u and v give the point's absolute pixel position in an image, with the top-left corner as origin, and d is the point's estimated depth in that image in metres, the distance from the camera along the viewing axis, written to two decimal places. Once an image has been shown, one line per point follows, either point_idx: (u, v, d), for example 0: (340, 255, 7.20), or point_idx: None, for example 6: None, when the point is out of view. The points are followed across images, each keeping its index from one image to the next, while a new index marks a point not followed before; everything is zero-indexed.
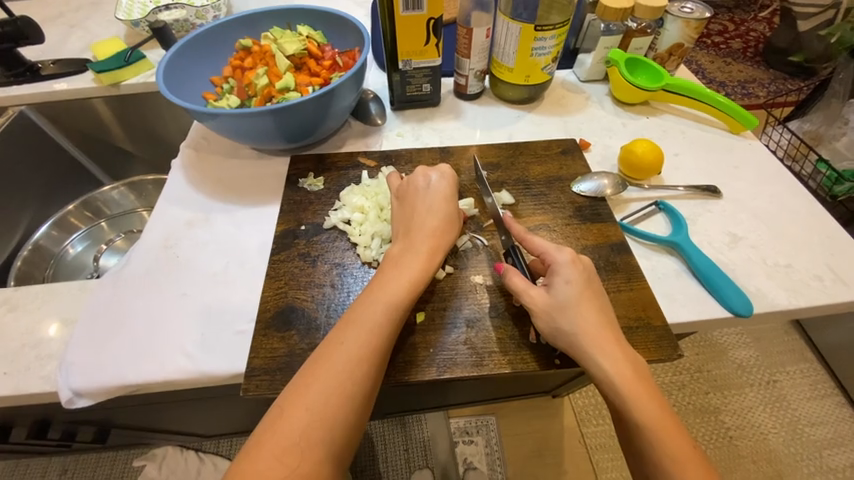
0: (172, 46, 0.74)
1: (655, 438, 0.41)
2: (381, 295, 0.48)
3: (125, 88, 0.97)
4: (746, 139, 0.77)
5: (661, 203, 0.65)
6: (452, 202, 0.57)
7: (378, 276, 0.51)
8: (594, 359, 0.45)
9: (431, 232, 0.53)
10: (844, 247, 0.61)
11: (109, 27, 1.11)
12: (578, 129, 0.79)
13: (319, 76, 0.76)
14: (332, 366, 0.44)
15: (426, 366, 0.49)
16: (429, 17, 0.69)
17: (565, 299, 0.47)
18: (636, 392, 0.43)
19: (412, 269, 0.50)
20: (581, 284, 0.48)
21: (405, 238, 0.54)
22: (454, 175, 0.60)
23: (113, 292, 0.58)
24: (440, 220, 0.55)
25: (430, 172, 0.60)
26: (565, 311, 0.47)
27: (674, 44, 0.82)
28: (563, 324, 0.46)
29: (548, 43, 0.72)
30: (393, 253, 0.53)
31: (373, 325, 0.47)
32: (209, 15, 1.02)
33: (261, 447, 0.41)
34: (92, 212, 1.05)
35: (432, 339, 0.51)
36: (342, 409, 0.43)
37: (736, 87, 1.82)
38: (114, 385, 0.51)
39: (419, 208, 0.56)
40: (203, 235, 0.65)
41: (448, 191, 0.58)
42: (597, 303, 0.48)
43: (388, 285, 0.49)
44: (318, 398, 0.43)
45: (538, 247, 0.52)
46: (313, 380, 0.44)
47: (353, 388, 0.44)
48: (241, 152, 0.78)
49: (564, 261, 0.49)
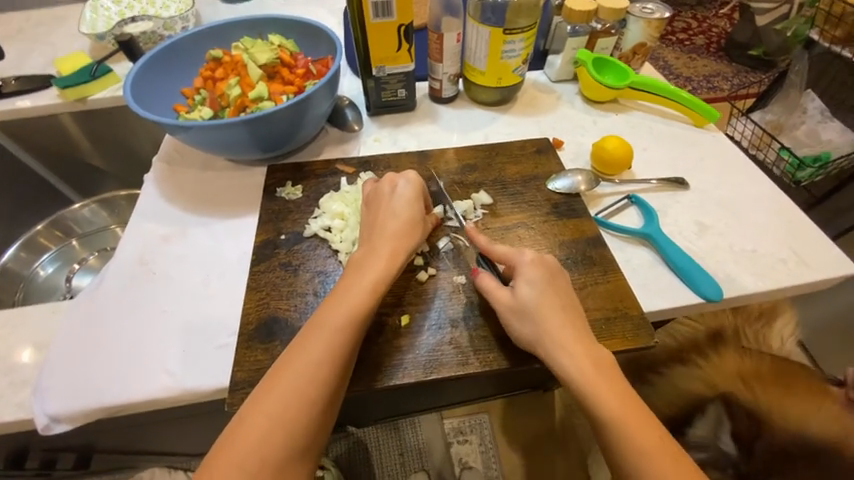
0: (139, 59, 0.73)
1: (616, 430, 0.42)
2: (343, 300, 0.49)
3: (92, 103, 0.95)
4: (709, 131, 0.81)
5: (633, 196, 0.67)
6: (417, 203, 0.57)
7: (342, 281, 0.51)
8: (557, 359, 0.46)
9: (394, 233, 0.54)
10: (804, 231, 0.64)
11: (72, 41, 1.08)
12: (551, 128, 0.82)
13: (293, 84, 0.77)
14: (293, 371, 0.44)
15: (390, 367, 0.49)
16: (399, 23, 0.70)
17: (528, 299, 0.48)
18: (600, 389, 0.43)
19: (374, 271, 0.51)
20: (543, 285, 0.49)
21: (369, 240, 0.54)
22: (422, 178, 0.60)
23: (86, 313, 0.57)
24: (404, 224, 0.55)
25: (397, 178, 0.59)
26: (530, 311, 0.48)
27: (636, 44, 0.85)
28: (520, 325, 0.48)
29: (517, 46, 0.74)
30: (356, 256, 0.53)
31: (336, 329, 0.47)
32: (178, 26, 1.02)
33: (221, 453, 0.41)
34: (62, 230, 1.01)
35: (402, 339, 0.51)
36: (307, 412, 0.43)
37: (701, 82, 1.90)
38: (93, 408, 0.50)
39: (385, 212, 0.56)
40: (180, 249, 0.64)
41: (414, 195, 0.58)
42: (560, 303, 0.49)
43: (351, 290, 0.49)
44: (276, 401, 0.43)
45: (500, 253, 0.53)
46: (274, 386, 0.44)
47: (313, 391, 0.44)
48: (216, 163, 0.77)
49: (524, 261, 0.51)
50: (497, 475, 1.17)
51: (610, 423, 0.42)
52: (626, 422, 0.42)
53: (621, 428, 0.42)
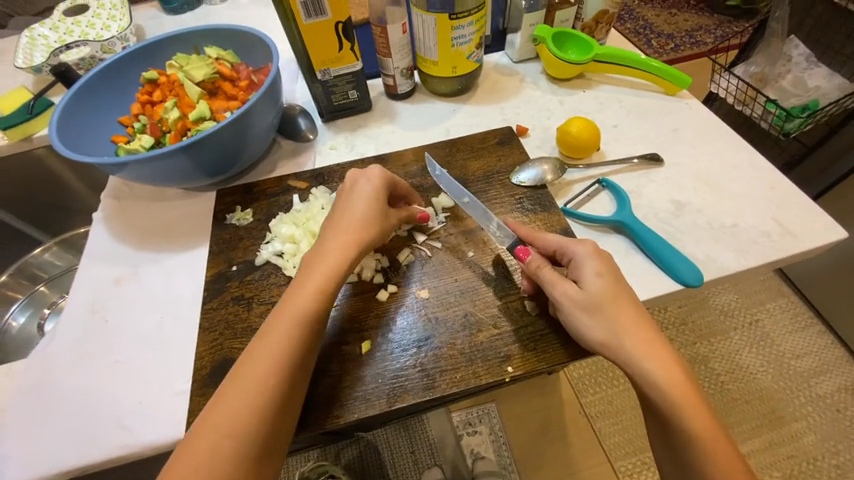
0: (68, 92, 0.68)
1: (702, 447, 0.40)
2: (285, 318, 0.45)
3: (39, 141, 0.90)
4: (683, 99, 0.76)
5: (604, 180, 0.63)
6: (377, 204, 0.53)
7: (292, 287, 0.48)
8: (642, 365, 0.42)
9: (346, 238, 0.50)
10: (788, 197, 0.60)
11: (13, 76, 1.03)
12: (515, 114, 0.77)
13: (236, 99, 0.72)
14: (224, 411, 0.40)
15: (341, 405, 0.46)
16: (335, 21, 0.64)
17: (601, 294, 0.45)
18: (690, 401, 0.41)
19: (324, 279, 0.47)
20: (611, 277, 0.46)
21: (326, 242, 0.50)
22: (386, 174, 0.55)
23: (39, 372, 0.54)
24: (365, 225, 0.51)
25: (359, 176, 0.55)
26: (601, 308, 0.44)
27: (598, 12, 0.79)
28: (591, 324, 0.45)
29: (467, 31, 0.69)
30: (308, 258, 0.50)
31: (273, 353, 0.43)
32: (117, 47, 0.97)
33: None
34: (29, 279, 0.98)
35: (357, 370, 0.48)
36: (239, 452, 0.39)
37: (684, 38, 1.81)
38: (51, 475, 0.48)
39: (342, 215, 0.52)
40: (133, 292, 0.61)
41: (378, 193, 0.53)
42: (631, 298, 0.46)
43: (299, 300, 0.46)
44: (211, 436, 0.39)
45: (555, 243, 0.51)
46: (212, 416, 0.41)
47: (251, 424, 0.40)
48: (166, 193, 0.73)
49: (583, 254, 0.48)
50: (509, 462, 1.15)
51: (697, 445, 0.40)
52: (711, 441, 0.40)
53: (702, 442, 0.40)
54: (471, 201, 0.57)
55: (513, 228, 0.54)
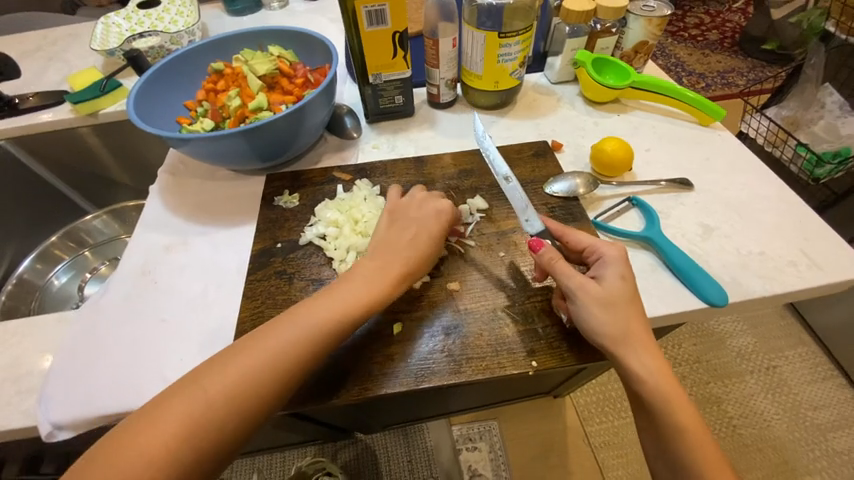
0: (144, 74, 0.75)
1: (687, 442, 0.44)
2: (335, 297, 0.50)
3: (103, 117, 0.98)
4: (715, 130, 0.79)
5: (634, 198, 0.65)
6: (437, 240, 0.56)
7: (343, 278, 0.52)
8: (639, 360, 0.45)
9: (398, 263, 0.53)
10: (816, 231, 0.62)
11: (86, 58, 1.12)
12: (550, 131, 0.81)
13: (292, 94, 0.78)
14: (246, 358, 0.45)
15: (368, 379, 0.49)
16: (393, 31, 0.70)
17: (619, 292, 0.47)
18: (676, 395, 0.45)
19: (369, 279, 0.51)
20: (631, 281, 0.49)
21: (378, 252, 0.54)
22: (452, 209, 0.59)
23: (90, 322, 0.59)
24: (416, 252, 0.54)
25: (429, 202, 0.59)
26: (615, 306, 0.47)
27: (638, 42, 0.84)
28: (604, 317, 0.46)
29: (513, 49, 0.74)
30: (361, 264, 0.53)
31: (309, 328, 0.47)
32: (184, 40, 1.06)
33: (140, 423, 0.41)
34: (76, 241, 1.05)
35: (384, 349, 0.51)
36: (250, 396, 0.43)
37: (715, 78, 1.84)
38: (93, 417, 0.51)
39: (398, 233, 0.55)
40: (182, 259, 0.66)
41: (435, 226, 0.56)
42: (640, 301, 0.48)
43: (341, 290, 0.50)
44: (221, 380, 0.43)
45: (582, 239, 0.53)
46: (236, 354, 0.45)
47: (263, 379, 0.44)
48: (217, 174, 0.78)
49: (610, 256, 0.50)
50: None
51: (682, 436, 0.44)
52: (695, 435, 0.44)
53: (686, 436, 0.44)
54: (515, 188, 0.60)
55: (545, 222, 0.56)
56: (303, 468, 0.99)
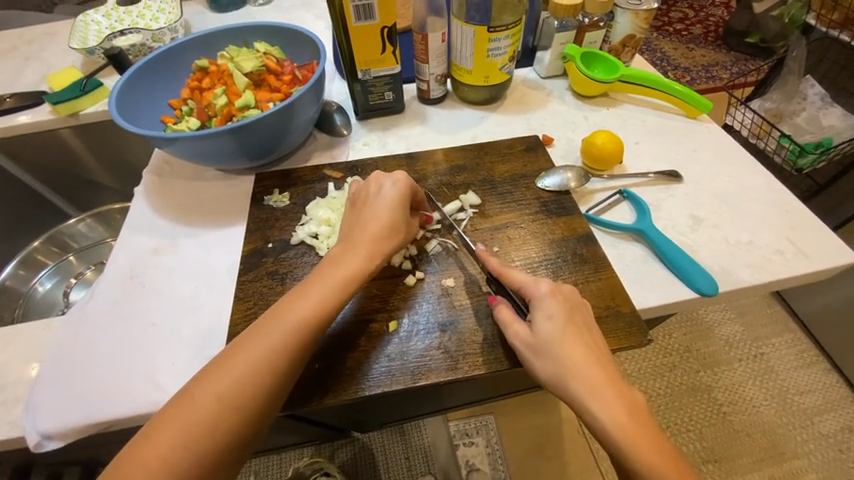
0: (125, 73, 0.73)
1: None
2: (317, 291, 0.49)
3: (84, 118, 0.95)
4: (703, 122, 0.80)
5: (624, 191, 0.66)
6: (400, 208, 0.55)
7: (313, 275, 0.51)
8: (588, 407, 0.42)
9: (369, 243, 0.52)
10: (801, 220, 0.63)
11: (65, 57, 1.09)
12: (541, 125, 0.81)
13: (279, 91, 0.77)
14: (237, 365, 0.44)
15: (364, 377, 0.49)
16: (382, 26, 0.69)
17: (550, 338, 0.45)
18: (639, 444, 0.40)
19: (351, 270, 0.51)
20: (563, 318, 0.46)
21: (349, 238, 0.53)
22: (409, 181, 0.57)
23: (76, 328, 0.57)
24: (385, 227, 0.53)
25: (383, 178, 0.57)
26: (549, 351, 0.45)
27: (626, 36, 0.84)
28: (538, 365, 0.45)
29: (503, 43, 0.73)
30: (332, 252, 0.53)
31: (301, 329, 0.46)
32: (166, 37, 1.03)
33: (150, 436, 0.41)
34: (59, 246, 1.02)
35: (379, 346, 0.51)
36: (252, 401, 0.43)
37: (700, 72, 1.87)
38: (83, 425, 0.50)
39: (366, 214, 0.55)
40: (170, 261, 0.64)
41: (399, 199, 0.55)
42: (583, 339, 0.45)
43: (321, 283, 0.49)
44: (218, 389, 0.43)
45: (516, 280, 0.50)
46: (228, 363, 0.44)
47: (261, 385, 0.44)
48: (205, 174, 0.76)
49: (541, 294, 0.48)
50: (503, 476, 1.15)
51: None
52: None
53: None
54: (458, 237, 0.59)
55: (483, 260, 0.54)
56: (301, 469, 0.97)
